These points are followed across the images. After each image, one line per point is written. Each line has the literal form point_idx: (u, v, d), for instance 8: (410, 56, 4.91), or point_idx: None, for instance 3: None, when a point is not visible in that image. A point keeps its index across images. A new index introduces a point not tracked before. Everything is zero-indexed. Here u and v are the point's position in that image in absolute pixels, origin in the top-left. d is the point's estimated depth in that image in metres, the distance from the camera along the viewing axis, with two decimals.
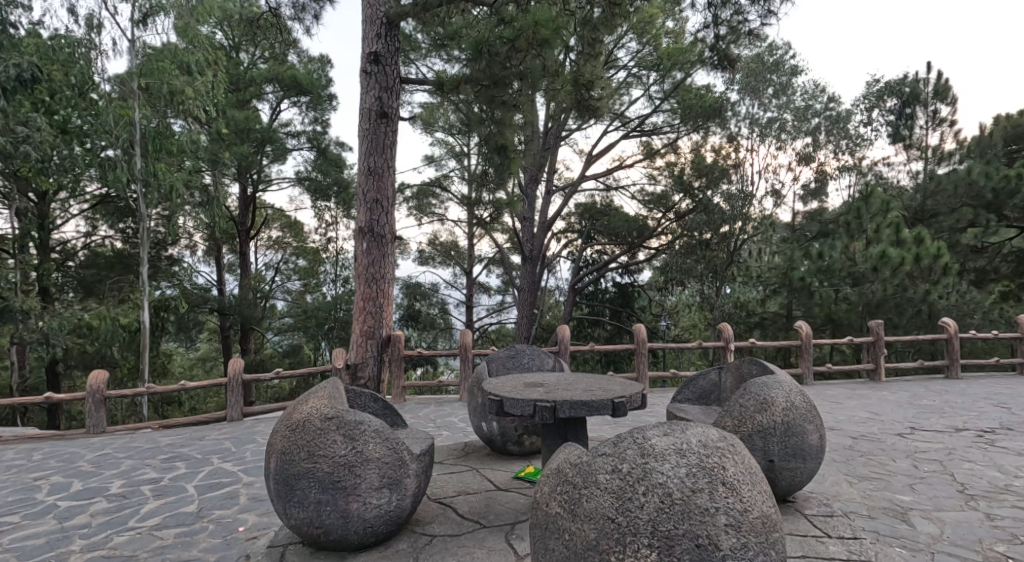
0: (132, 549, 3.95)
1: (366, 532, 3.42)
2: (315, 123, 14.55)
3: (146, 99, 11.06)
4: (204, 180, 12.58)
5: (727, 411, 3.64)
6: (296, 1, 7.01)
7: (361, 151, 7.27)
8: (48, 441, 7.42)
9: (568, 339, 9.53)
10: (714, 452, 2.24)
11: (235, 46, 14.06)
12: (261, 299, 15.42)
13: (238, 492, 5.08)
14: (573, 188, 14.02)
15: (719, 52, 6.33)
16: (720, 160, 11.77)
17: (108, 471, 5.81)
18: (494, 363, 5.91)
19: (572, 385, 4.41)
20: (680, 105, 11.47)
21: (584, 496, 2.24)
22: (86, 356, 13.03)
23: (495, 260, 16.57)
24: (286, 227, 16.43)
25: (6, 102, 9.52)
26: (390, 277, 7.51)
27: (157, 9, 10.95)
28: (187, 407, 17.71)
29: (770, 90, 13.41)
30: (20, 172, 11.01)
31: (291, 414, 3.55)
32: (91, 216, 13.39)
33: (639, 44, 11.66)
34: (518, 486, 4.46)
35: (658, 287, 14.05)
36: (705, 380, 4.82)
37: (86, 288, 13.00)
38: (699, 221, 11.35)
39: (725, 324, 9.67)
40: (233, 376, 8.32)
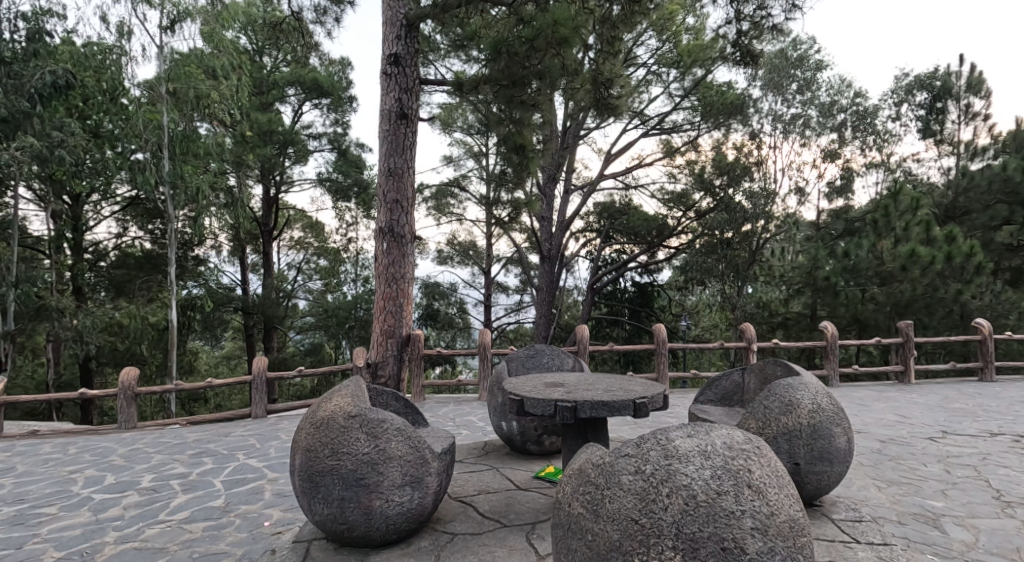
0: (162, 542, 4.04)
1: (389, 529, 3.45)
2: (336, 125, 14.67)
3: (174, 103, 11.25)
4: (228, 182, 12.86)
5: (751, 414, 3.59)
6: (317, 5, 7.09)
7: (381, 152, 7.33)
8: (80, 436, 7.60)
9: (587, 339, 9.51)
10: (740, 454, 2.21)
11: (258, 50, 14.28)
12: (284, 299, 15.64)
13: (263, 488, 5.16)
14: (592, 188, 13.95)
15: (741, 48, 6.26)
16: (742, 158, 11.58)
17: (139, 466, 5.95)
18: (514, 363, 5.91)
19: (593, 385, 4.39)
20: (701, 102, 11.36)
21: (607, 497, 2.23)
22: (117, 353, 13.38)
23: (514, 260, 16.60)
24: (307, 227, 16.64)
25: (41, 109, 9.82)
26: (410, 277, 7.54)
27: (184, 15, 11.15)
28: (213, 404, 18.09)
29: (794, 85, 13.22)
30: (54, 176, 11.35)
31: (316, 411, 3.59)
32: (122, 217, 13.71)
33: (659, 41, 11.52)
34: (538, 486, 4.46)
35: (678, 287, 13.94)
36: (728, 380, 4.76)
37: (117, 288, 13.37)
38: (720, 220, 11.22)
39: (747, 324, 9.53)
40: (257, 374, 8.44)
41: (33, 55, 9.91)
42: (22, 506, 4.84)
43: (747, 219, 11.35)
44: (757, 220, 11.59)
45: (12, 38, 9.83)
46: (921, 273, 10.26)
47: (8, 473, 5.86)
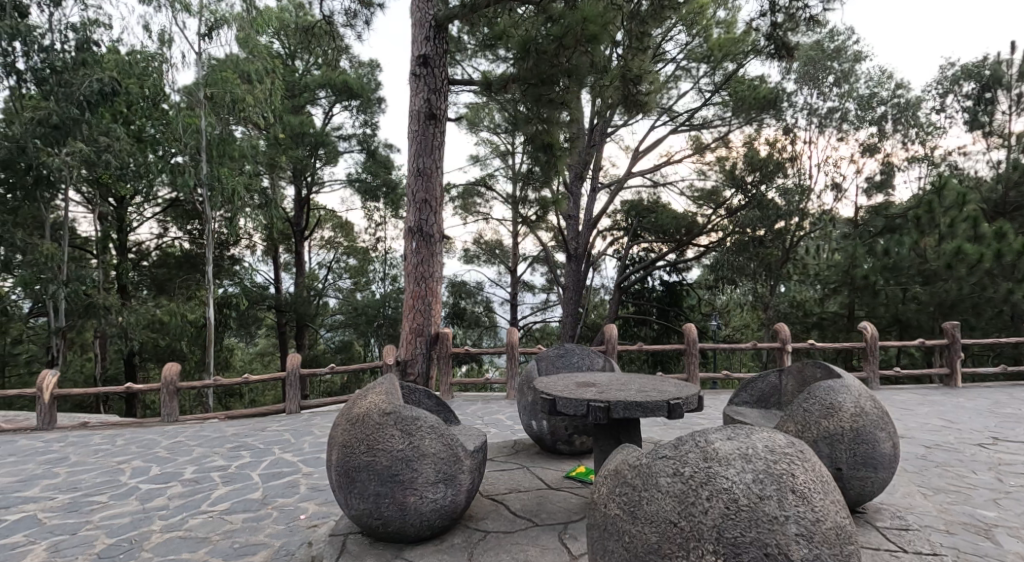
0: (204, 532, 4.16)
1: (423, 525, 3.49)
2: (365, 126, 14.82)
3: (211, 107, 11.60)
4: (263, 183, 13.20)
5: (789, 416, 3.51)
6: (347, 8, 7.20)
7: (410, 152, 7.41)
8: (126, 428, 7.88)
9: (615, 338, 9.44)
10: (782, 459, 2.17)
11: (290, 53, 14.55)
12: (315, 297, 15.91)
13: (298, 481, 5.27)
14: (619, 186, 13.82)
15: (776, 39, 6.09)
16: (775, 154, 11.34)
17: (182, 458, 6.14)
18: (543, 362, 5.91)
19: (626, 385, 4.37)
20: (732, 97, 11.14)
21: (644, 498, 2.23)
22: (159, 349, 13.88)
23: (540, 259, 16.60)
24: (337, 228, 16.87)
25: (89, 115, 10.24)
26: (438, 276, 7.59)
27: (221, 21, 11.41)
28: (247, 399, 18.59)
29: (830, 78, 12.88)
30: (101, 179, 11.85)
31: (352, 409, 3.66)
32: (162, 218, 14.19)
33: (689, 36, 11.30)
34: (570, 486, 4.45)
35: (708, 286, 13.74)
36: (765, 382, 4.66)
37: (158, 287, 13.90)
38: (753, 218, 10.98)
39: (781, 324, 9.29)
40: (291, 370, 8.62)
41: (81, 64, 10.26)
42: (75, 494, 5.04)
43: (781, 216, 11.10)
44: (791, 218, 11.34)
45: (62, 48, 10.21)
46: (968, 271, 9.92)
47: (60, 462, 6.10)
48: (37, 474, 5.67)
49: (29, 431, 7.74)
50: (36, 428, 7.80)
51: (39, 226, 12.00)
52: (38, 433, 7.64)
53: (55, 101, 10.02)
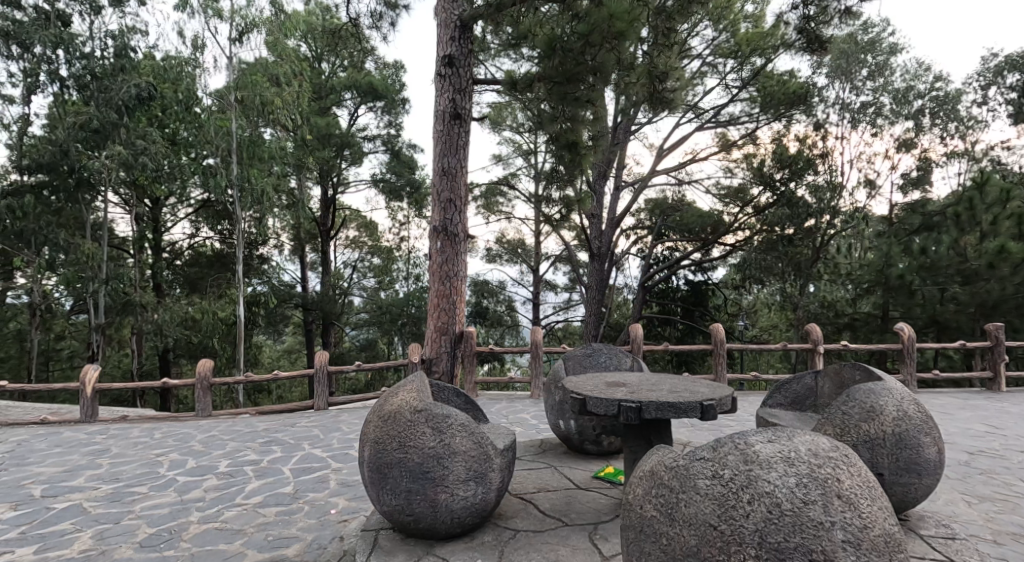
0: (240, 524, 4.25)
1: (454, 522, 3.52)
2: (389, 126, 14.99)
3: (242, 110, 11.83)
4: (291, 184, 13.44)
5: (827, 419, 3.44)
6: (373, 10, 7.27)
7: (435, 152, 7.46)
8: (164, 422, 8.10)
9: (641, 338, 9.35)
10: (827, 462, 2.12)
11: (317, 56, 14.78)
12: (340, 296, 16.08)
13: (329, 477, 5.35)
14: (643, 184, 13.69)
15: (809, 33, 5.98)
16: (806, 150, 11.07)
17: (216, 452, 6.29)
18: (570, 361, 5.90)
19: (657, 386, 4.33)
20: (760, 93, 10.92)
21: (682, 500, 2.21)
22: (192, 346, 14.27)
23: (563, 258, 16.59)
24: (362, 227, 17.04)
25: (127, 119, 10.57)
26: (462, 275, 7.62)
27: (251, 26, 11.65)
28: (275, 395, 19.00)
29: (864, 71, 12.58)
30: (137, 181, 12.24)
31: (383, 405, 3.70)
32: (195, 219, 14.59)
33: (716, 31, 11.15)
34: (599, 486, 4.44)
35: (735, 285, 13.54)
36: (800, 383, 4.57)
37: (190, 286, 14.22)
38: (782, 216, 10.76)
39: (813, 325, 9.04)
40: (319, 368, 8.74)
41: (120, 70, 10.65)
42: (117, 485, 5.21)
43: (811, 214, 10.89)
44: (823, 215, 11.10)
45: (101, 55, 10.57)
46: (1011, 271, 9.60)
47: (102, 453, 6.30)
48: (81, 465, 5.87)
49: (74, 423, 8.00)
50: (79, 420, 8.06)
51: (80, 226, 12.39)
52: (81, 425, 7.89)
53: (95, 106, 10.41)
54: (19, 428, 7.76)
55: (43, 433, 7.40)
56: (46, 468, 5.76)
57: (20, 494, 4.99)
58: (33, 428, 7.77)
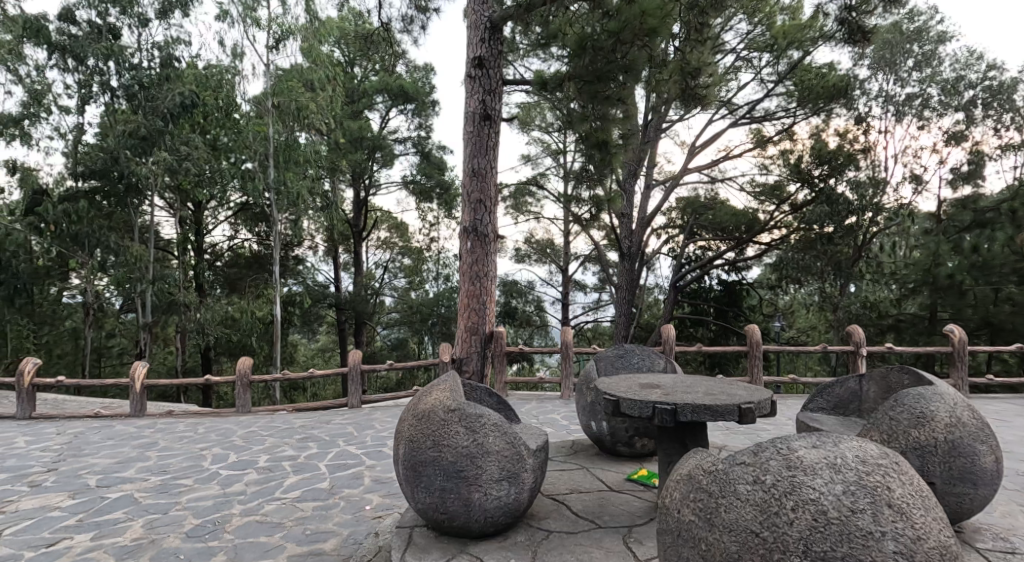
0: (279, 517, 4.34)
1: (487, 521, 3.52)
2: (419, 128, 15.12)
3: (278, 116, 12.08)
4: (325, 187, 13.69)
5: (873, 425, 3.32)
6: (405, 14, 7.34)
7: (466, 153, 7.48)
8: (206, 418, 8.33)
9: (674, 339, 9.20)
10: (876, 470, 2.05)
11: (350, 61, 15.01)
12: (372, 295, 16.27)
13: (363, 473, 5.43)
14: (675, 182, 13.49)
15: (850, 23, 5.78)
16: (846, 145, 10.74)
17: (256, 447, 6.43)
18: (602, 362, 5.86)
19: (692, 388, 4.25)
20: (798, 87, 10.65)
21: (723, 506, 2.15)
22: (232, 344, 14.68)
23: (593, 258, 16.48)
24: (393, 228, 17.22)
25: (171, 126, 10.93)
26: (493, 276, 7.63)
27: (286, 34, 11.90)
28: (310, 393, 19.39)
29: (910, 62, 12.15)
30: (181, 185, 12.65)
31: (417, 404, 3.72)
32: (234, 221, 15.00)
33: (750, 25, 10.91)
34: (632, 489, 4.39)
35: (771, 286, 13.23)
36: (843, 387, 4.43)
37: (230, 286, 14.59)
38: (821, 213, 10.46)
39: (856, 326, 8.70)
40: (353, 366, 8.87)
41: (165, 79, 11.03)
42: (164, 477, 5.38)
43: (853, 212, 10.55)
44: (864, 213, 10.75)
45: (148, 65, 10.98)
46: None
47: (151, 446, 6.52)
48: (132, 457, 6.08)
49: (123, 417, 8.29)
50: (129, 414, 8.35)
51: (129, 229, 12.86)
52: (131, 420, 8.17)
53: (142, 114, 10.82)
54: (74, 421, 8.08)
55: (96, 426, 7.69)
56: (100, 459, 5.99)
57: (78, 483, 5.20)
58: (87, 421, 8.09)
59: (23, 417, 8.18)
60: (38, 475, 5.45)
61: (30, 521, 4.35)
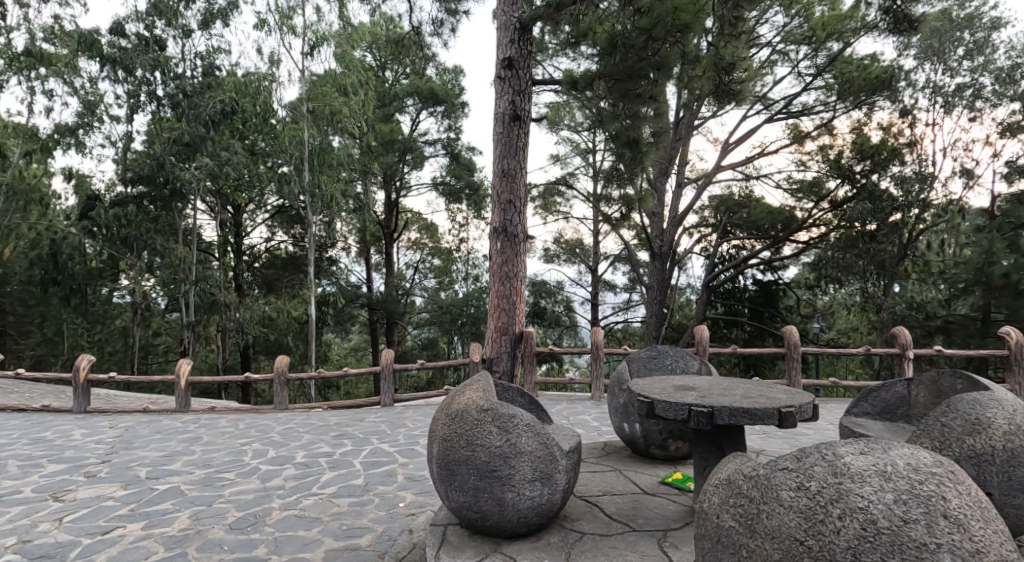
0: (316, 512, 4.42)
1: (520, 522, 3.50)
2: (449, 130, 15.21)
3: (313, 120, 12.29)
4: (357, 189, 13.89)
5: (924, 431, 3.19)
6: (435, 17, 7.38)
7: (495, 153, 7.49)
8: (246, 414, 8.55)
9: (707, 340, 9.03)
10: (929, 479, 1.95)
11: (382, 65, 15.20)
12: (403, 296, 16.46)
13: (396, 471, 5.48)
14: (708, 180, 13.25)
15: (896, 12, 5.56)
16: (890, 140, 10.37)
17: (293, 443, 6.57)
18: (634, 363, 5.79)
19: (729, 391, 4.16)
20: (838, 79, 10.34)
21: (765, 512, 2.10)
22: (268, 342, 15.04)
23: (623, 258, 16.33)
24: (423, 229, 17.35)
25: (211, 132, 11.25)
26: (522, 276, 7.61)
27: (320, 40, 12.11)
28: (343, 391, 19.73)
29: (959, 50, 11.66)
30: (221, 189, 13.01)
31: (451, 403, 3.73)
32: (271, 224, 15.36)
33: (787, 17, 10.62)
34: (666, 492, 4.32)
35: (809, 285, 12.89)
36: (890, 392, 4.27)
37: (267, 286, 14.94)
38: (863, 211, 10.15)
39: (902, 328, 8.34)
40: (385, 364, 8.97)
41: (207, 87, 11.37)
42: (208, 470, 5.53)
43: (897, 208, 10.18)
44: (909, 209, 10.36)
45: (191, 74, 11.32)
46: None
47: (195, 441, 6.71)
48: (178, 450, 6.27)
49: (169, 412, 8.57)
50: (174, 409, 8.63)
51: (173, 232, 13.29)
52: (176, 414, 8.44)
53: (186, 121, 11.19)
54: (124, 416, 8.38)
55: (144, 421, 7.96)
56: (148, 452, 6.19)
57: (129, 475, 5.38)
58: (137, 415, 8.38)
59: (78, 411, 8.53)
60: (93, 466, 5.67)
61: (87, 509, 4.53)
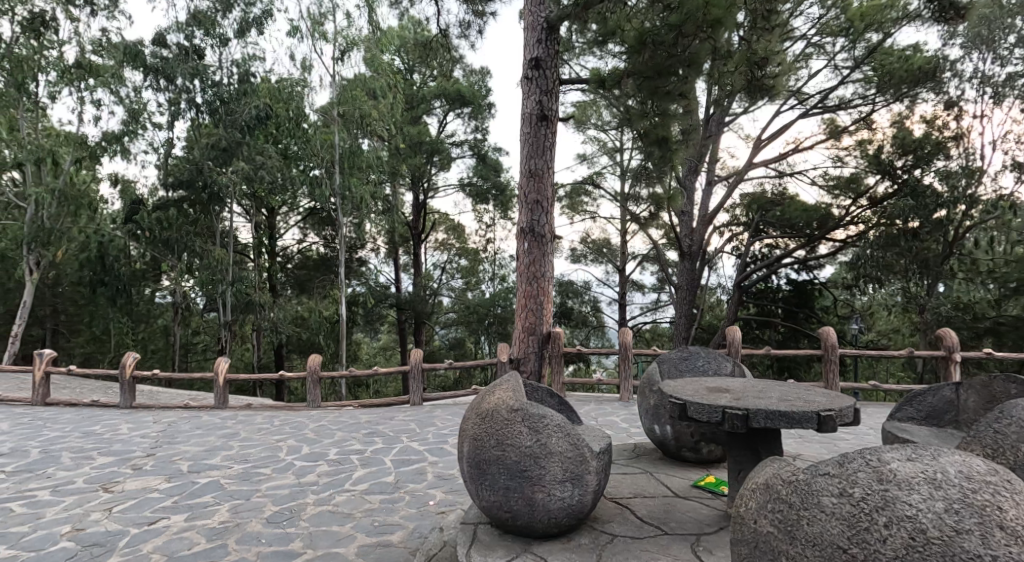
0: (350, 508, 4.47)
1: (550, 522, 3.48)
2: (476, 131, 15.27)
3: (344, 123, 12.47)
4: (386, 190, 14.04)
5: (975, 438, 3.04)
6: (462, 19, 7.41)
7: (522, 154, 7.48)
8: (280, 411, 8.72)
9: (739, 341, 8.86)
10: (983, 488, 1.85)
11: (409, 68, 15.35)
12: (431, 296, 16.59)
13: (426, 469, 5.51)
14: (739, 178, 13.00)
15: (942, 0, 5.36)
16: (934, 133, 10.01)
17: (326, 440, 6.67)
18: (665, 364, 5.70)
19: (764, 393, 4.06)
20: (877, 72, 10.03)
21: (805, 518, 2.04)
22: (300, 342, 15.34)
23: (652, 258, 16.16)
24: (450, 230, 17.45)
25: (246, 136, 11.51)
26: (550, 276, 7.58)
27: (351, 45, 12.28)
28: (372, 390, 19.98)
29: (1009, 39, 11.19)
30: (256, 192, 13.31)
31: (481, 403, 3.73)
32: (303, 226, 15.65)
33: (823, 9, 10.35)
34: (699, 495, 4.25)
35: (846, 285, 12.54)
36: (936, 396, 4.12)
37: (300, 287, 15.22)
38: (905, 207, 9.84)
39: (948, 329, 8.14)
40: (414, 363, 9.04)
41: (243, 93, 11.64)
42: (245, 465, 5.65)
43: (942, 205, 9.85)
44: (953, 206, 10.00)
45: (228, 81, 11.61)
46: None
47: (233, 436, 6.87)
48: (217, 445, 6.43)
49: (208, 408, 8.80)
50: (213, 406, 8.85)
51: (211, 234, 13.66)
52: (215, 410, 8.66)
53: (223, 127, 11.51)
54: (167, 411, 8.64)
55: (186, 416, 8.19)
56: (190, 447, 6.36)
57: (171, 468, 5.54)
58: (179, 411, 8.64)
59: (124, 405, 8.81)
60: (139, 459, 5.85)
61: (133, 500, 4.67)
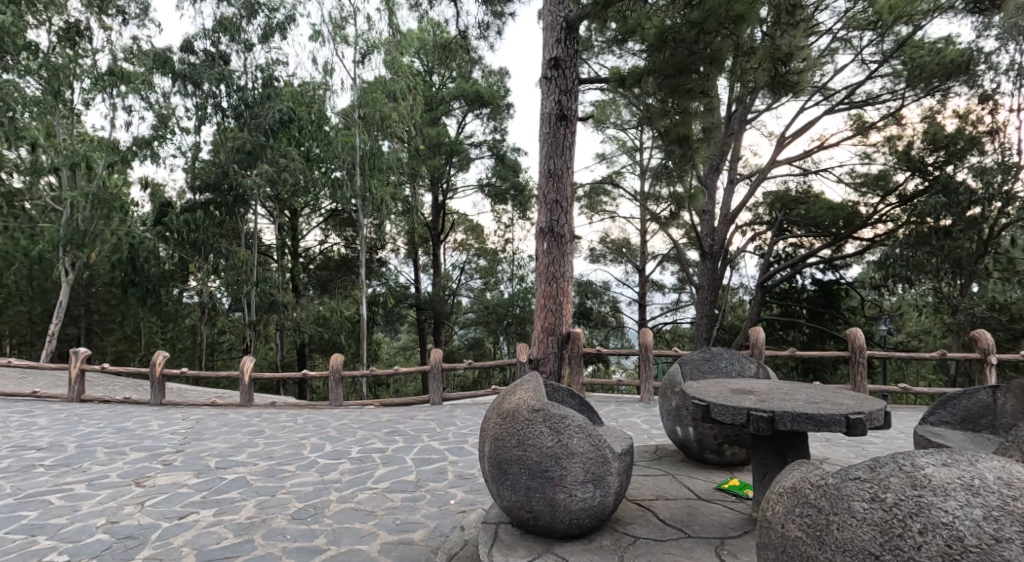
0: (372, 506, 4.50)
1: (572, 523, 3.46)
2: (495, 131, 15.28)
3: (365, 125, 12.56)
4: (405, 192, 14.13)
5: (1014, 443, 2.81)
6: (481, 19, 7.40)
7: (542, 154, 7.46)
8: (303, 410, 8.82)
9: (762, 341, 8.72)
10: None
11: (429, 69, 15.42)
12: (450, 296, 16.65)
13: (446, 468, 5.52)
14: (762, 176, 12.80)
15: None
16: (966, 128, 9.72)
17: (348, 438, 6.73)
18: (687, 365, 5.64)
19: (790, 395, 3.99)
20: (907, 66, 9.78)
21: (836, 523, 2.00)
22: (322, 341, 15.51)
23: (672, 257, 16.00)
24: (469, 231, 17.49)
25: (269, 139, 11.66)
26: (569, 277, 7.55)
27: (371, 48, 12.38)
28: (392, 389, 20.12)
29: None
30: (279, 194, 13.50)
31: (502, 403, 3.73)
32: (325, 227, 15.83)
33: (850, 3, 10.13)
34: (723, 498, 4.19)
35: (873, 285, 12.28)
36: (971, 400, 4.00)
37: (321, 287, 15.39)
38: (937, 205, 9.62)
39: (982, 331, 7.90)
40: (433, 363, 9.07)
41: (266, 97, 11.81)
42: (270, 462, 5.73)
43: (977, 202, 9.68)
44: (990, 202, 9.81)
45: (252, 86, 11.78)
46: None
47: (258, 434, 6.97)
48: (243, 442, 6.52)
49: (234, 406, 8.93)
50: (238, 404, 8.99)
51: (236, 235, 13.88)
52: (240, 408, 8.80)
53: (247, 131, 11.70)
54: (194, 409, 8.80)
55: (213, 413, 8.33)
56: (217, 443, 6.47)
57: (199, 464, 5.64)
58: (205, 408, 8.78)
59: (154, 402, 8.99)
60: (168, 455, 5.97)
61: (163, 495, 4.76)
